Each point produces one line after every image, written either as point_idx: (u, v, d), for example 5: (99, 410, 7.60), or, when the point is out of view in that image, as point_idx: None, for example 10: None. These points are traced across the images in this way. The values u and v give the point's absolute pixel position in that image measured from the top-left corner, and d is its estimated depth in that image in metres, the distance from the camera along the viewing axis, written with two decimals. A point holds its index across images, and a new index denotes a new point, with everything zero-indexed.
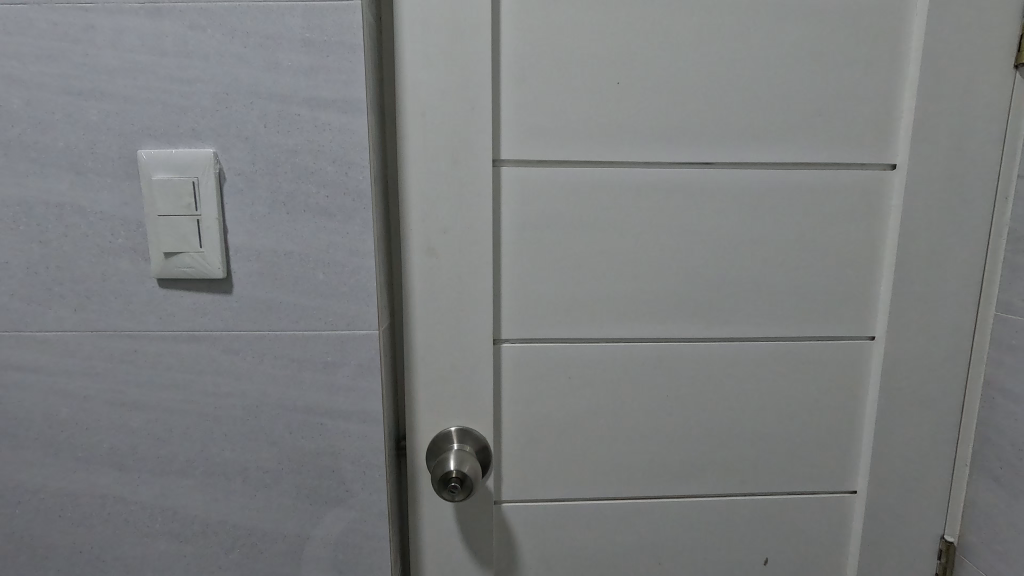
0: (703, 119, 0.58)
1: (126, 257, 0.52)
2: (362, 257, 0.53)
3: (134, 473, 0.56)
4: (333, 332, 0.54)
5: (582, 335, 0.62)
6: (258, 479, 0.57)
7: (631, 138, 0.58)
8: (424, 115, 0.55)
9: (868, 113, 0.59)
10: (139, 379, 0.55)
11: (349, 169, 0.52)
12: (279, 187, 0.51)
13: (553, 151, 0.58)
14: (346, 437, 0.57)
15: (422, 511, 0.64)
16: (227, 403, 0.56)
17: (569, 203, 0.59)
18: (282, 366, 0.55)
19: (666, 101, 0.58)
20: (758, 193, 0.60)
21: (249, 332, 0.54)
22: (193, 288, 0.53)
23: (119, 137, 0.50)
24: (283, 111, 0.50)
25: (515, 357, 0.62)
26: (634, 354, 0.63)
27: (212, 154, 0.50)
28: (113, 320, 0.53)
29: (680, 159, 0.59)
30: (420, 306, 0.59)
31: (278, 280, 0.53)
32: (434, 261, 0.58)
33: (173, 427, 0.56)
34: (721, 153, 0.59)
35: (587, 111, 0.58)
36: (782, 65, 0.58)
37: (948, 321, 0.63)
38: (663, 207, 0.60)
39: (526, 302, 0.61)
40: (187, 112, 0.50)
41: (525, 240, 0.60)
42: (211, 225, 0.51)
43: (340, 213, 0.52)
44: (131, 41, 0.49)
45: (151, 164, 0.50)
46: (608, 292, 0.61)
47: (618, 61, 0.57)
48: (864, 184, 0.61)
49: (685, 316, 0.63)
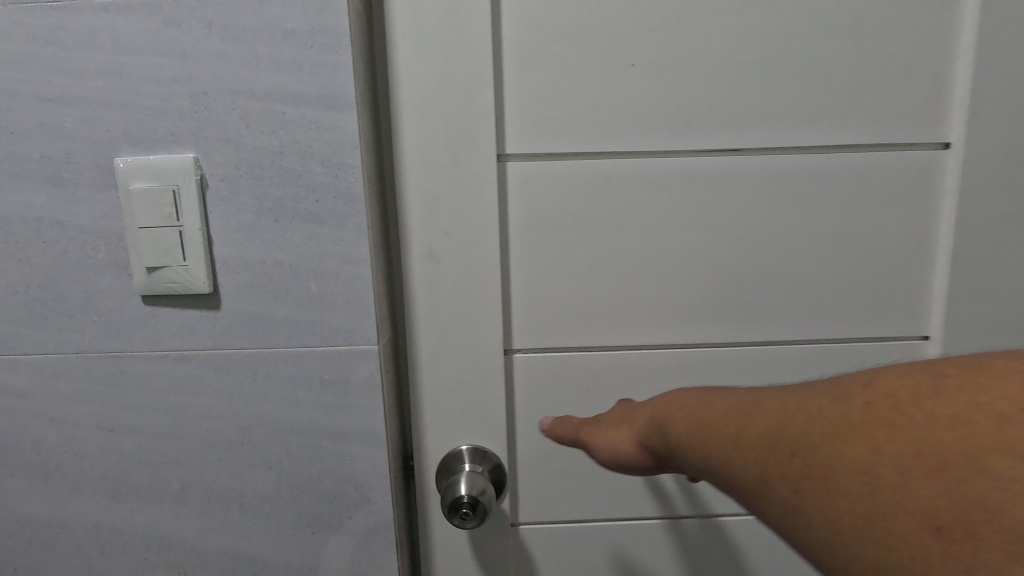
0: (728, 100, 0.53)
1: (109, 273, 0.49)
2: (358, 265, 0.49)
3: (127, 501, 0.53)
4: (329, 347, 0.50)
5: (602, 343, 0.57)
6: (256, 506, 0.53)
7: (649, 124, 0.53)
8: (420, 108, 0.51)
9: (917, 87, 0.53)
10: (128, 401, 0.52)
11: (340, 170, 0.47)
12: (265, 192, 0.47)
13: (563, 139, 0.53)
14: (348, 460, 0.53)
15: (434, 535, 0.60)
16: (219, 426, 0.52)
17: (583, 199, 0.54)
18: (277, 385, 0.51)
19: (688, 81, 0.52)
20: (792, 180, 0.54)
21: (240, 351, 0.50)
22: (179, 303, 0.49)
23: (96, 145, 0.47)
24: (267, 109, 0.46)
25: (529, 369, 0.58)
26: (659, 361, 0.58)
27: (193, 159, 0.46)
28: (97, 339, 0.50)
29: (705, 146, 0.54)
30: (423, 315, 0.55)
31: (269, 294, 0.49)
32: (437, 267, 0.54)
33: (165, 452, 0.52)
34: (750, 136, 0.53)
35: (598, 98, 0.52)
36: (818, 37, 0.52)
37: (1013, 317, 0.56)
38: (687, 198, 0.54)
39: (538, 308, 0.56)
40: (165, 115, 0.46)
41: (535, 240, 0.55)
42: (194, 236, 0.47)
43: (332, 218, 0.48)
44: (105, 41, 0.45)
45: (130, 172, 0.47)
46: (628, 295, 0.56)
47: (633, 41, 0.52)
48: (913, 166, 0.54)
49: (715, 318, 0.57)
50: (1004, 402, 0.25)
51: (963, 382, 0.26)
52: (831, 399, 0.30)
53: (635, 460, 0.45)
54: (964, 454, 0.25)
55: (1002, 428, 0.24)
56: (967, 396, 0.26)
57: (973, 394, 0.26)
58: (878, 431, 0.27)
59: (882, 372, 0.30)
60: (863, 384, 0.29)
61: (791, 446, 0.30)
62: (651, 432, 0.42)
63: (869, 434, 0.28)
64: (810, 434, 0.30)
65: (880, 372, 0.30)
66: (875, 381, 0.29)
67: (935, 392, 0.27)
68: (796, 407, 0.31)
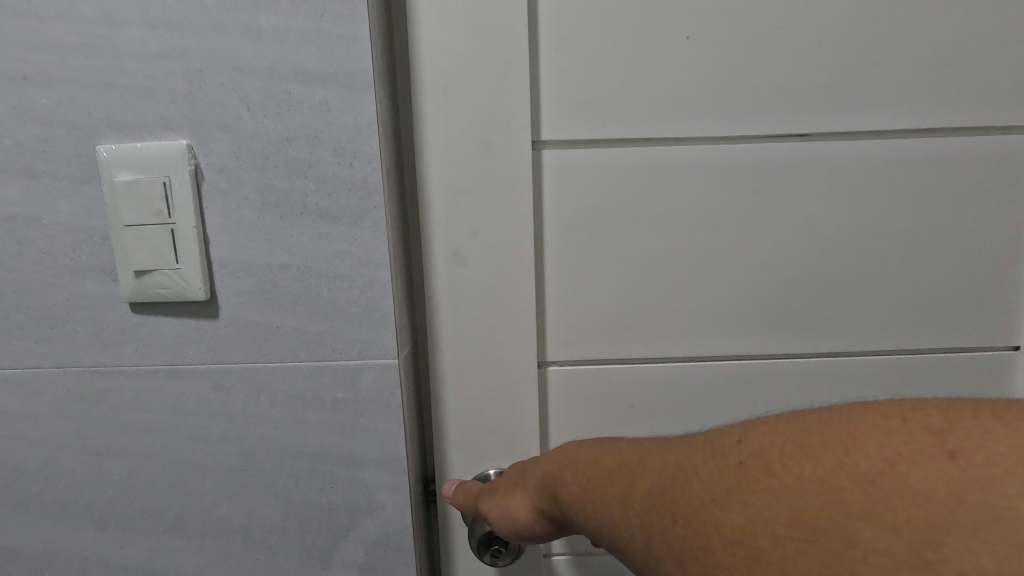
0: (795, 79, 0.46)
1: (92, 278, 0.43)
2: (375, 268, 0.43)
3: (117, 533, 0.48)
4: (342, 361, 0.44)
5: (647, 354, 0.51)
6: (261, 538, 0.48)
7: (704, 106, 0.46)
8: (445, 88, 0.44)
9: (1012, 64, 0.46)
10: (116, 421, 0.46)
11: (354, 159, 0.41)
12: (269, 185, 0.41)
13: (605, 125, 0.47)
14: (364, 488, 0.47)
15: (458, 567, 0.54)
16: (219, 450, 0.46)
17: (629, 193, 0.48)
18: (283, 404, 0.45)
19: (751, 57, 0.46)
20: (866, 171, 0.48)
21: (242, 366, 0.44)
22: (172, 312, 0.43)
23: (75, 131, 0.40)
24: (270, 89, 0.40)
25: (566, 383, 0.52)
26: (708, 376, 0.52)
27: (187, 147, 0.40)
28: (81, 353, 0.44)
29: (767, 132, 0.47)
30: (446, 324, 0.49)
31: (274, 301, 0.43)
32: (461, 269, 0.47)
33: (158, 479, 0.47)
34: (819, 121, 0.47)
35: (647, 77, 0.46)
36: (900, 5, 0.45)
37: None
38: (743, 192, 0.48)
39: (576, 317, 0.50)
40: (155, 96, 0.40)
41: (573, 240, 0.49)
42: (188, 236, 0.41)
43: (346, 215, 0.42)
44: (84, 9, 0.39)
45: (114, 162, 0.40)
46: (678, 301, 0.50)
47: (688, 11, 0.45)
48: (1004, 154, 0.48)
49: (772, 327, 0.51)
50: (864, 462, 0.22)
51: (829, 440, 0.24)
52: (706, 459, 0.28)
53: (536, 525, 0.42)
54: (829, 522, 0.22)
55: (869, 489, 0.22)
56: (831, 457, 0.23)
57: (838, 455, 0.23)
58: (744, 500, 0.25)
59: (750, 425, 0.28)
60: (734, 443, 0.27)
61: (670, 518, 0.28)
62: (548, 495, 0.40)
63: (736, 505, 0.25)
64: (685, 505, 0.27)
65: (751, 425, 0.27)
66: (745, 438, 0.27)
67: (799, 451, 0.24)
68: (673, 470, 0.29)
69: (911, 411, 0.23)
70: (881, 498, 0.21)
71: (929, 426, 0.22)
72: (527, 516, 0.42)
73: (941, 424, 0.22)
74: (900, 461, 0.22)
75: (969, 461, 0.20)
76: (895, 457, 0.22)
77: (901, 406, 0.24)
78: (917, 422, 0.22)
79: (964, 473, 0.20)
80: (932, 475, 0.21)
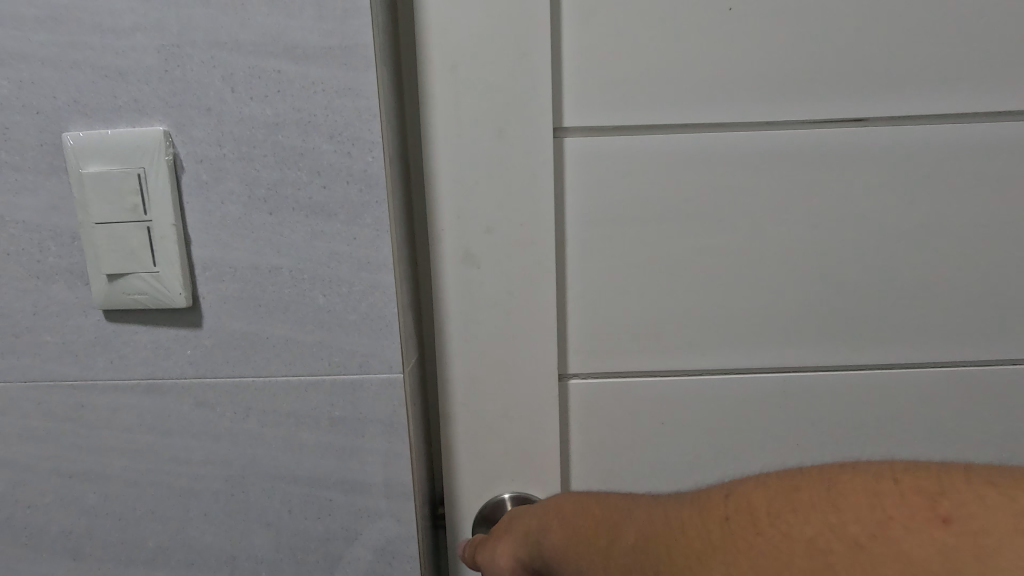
0: (849, 55, 0.41)
1: (61, 282, 0.38)
2: (377, 271, 0.38)
3: (92, 565, 0.43)
4: (340, 375, 0.40)
5: (679, 365, 0.46)
6: (251, 571, 0.43)
7: (746, 87, 0.41)
8: (456, 67, 0.39)
9: None
10: (90, 441, 0.41)
11: (353, 147, 0.36)
12: (256, 177, 0.37)
13: (634, 108, 0.42)
14: (365, 515, 0.42)
15: None
16: (204, 473, 0.41)
17: (660, 185, 0.43)
18: (275, 423, 0.40)
19: (799, 30, 0.40)
20: (927, 159, 0.43)
21: (228, 380, 0.40)
22: (150, 320, 0.39)
23: (39, 116, 0.36)
24: (256, 66, 0.35)
25: (588, 398, 0.47)
26: (747, 390, 0.47)
27: (164, 134, 0.36)
28: (50, 365, 0.40)
29: (816, 115, 0.42)
30: (457, 332, 0.44)
31: (263, 308, 0.38)
32: (473, 271, 0.43)
33: (137, 505, 0.42)
34: (875, 103, 0.42)
35: (681, 53, 0.41)
36: None
37: None
38: (788, 183, 0.43)
39: (601, 324, 0.45)
40: (128, 76, 0.35)
41: (597, 238, 0.44)
42: (165, 235, 0.36)
43: (343, 210, 0.37)
44: None
45: (82, 151, 0.36)
46: (715, 306, 0.45)
47: None
48: None
49: (818, 335, 0.46)
50: (853, 525, 0.17)
51: (816, 497, 0.19)
52: (683, 515, 0.22)
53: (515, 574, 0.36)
54: None
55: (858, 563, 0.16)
56: (816, 517, 0.18)
57: (824, 515, 0.18)
58: (707, 568, 0.19)
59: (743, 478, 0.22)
60: (716, 498, 0.22)
61: None
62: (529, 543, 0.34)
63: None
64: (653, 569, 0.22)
65: (739, 480, 0.22)
66: (732, 493, 0.21)
67: (785, 509, 0.19)
68: (641, 528, 0.24)
69: (903, 471, 0.18)
70: (871, 568, 0.16)
71: (921, 489, 0.17)
72: (502, 562, 0.36)
73: (935, 488, 0.17)
74: (891, 526, 0.17)
75: (969, 528, 0.15)
76: (888, 519, 0.17)
77: (894, 464, 0.19)
78: (909, 484, 0.18)
79: (961, 544, 0.15)
80: (926, 547, 0.16)
